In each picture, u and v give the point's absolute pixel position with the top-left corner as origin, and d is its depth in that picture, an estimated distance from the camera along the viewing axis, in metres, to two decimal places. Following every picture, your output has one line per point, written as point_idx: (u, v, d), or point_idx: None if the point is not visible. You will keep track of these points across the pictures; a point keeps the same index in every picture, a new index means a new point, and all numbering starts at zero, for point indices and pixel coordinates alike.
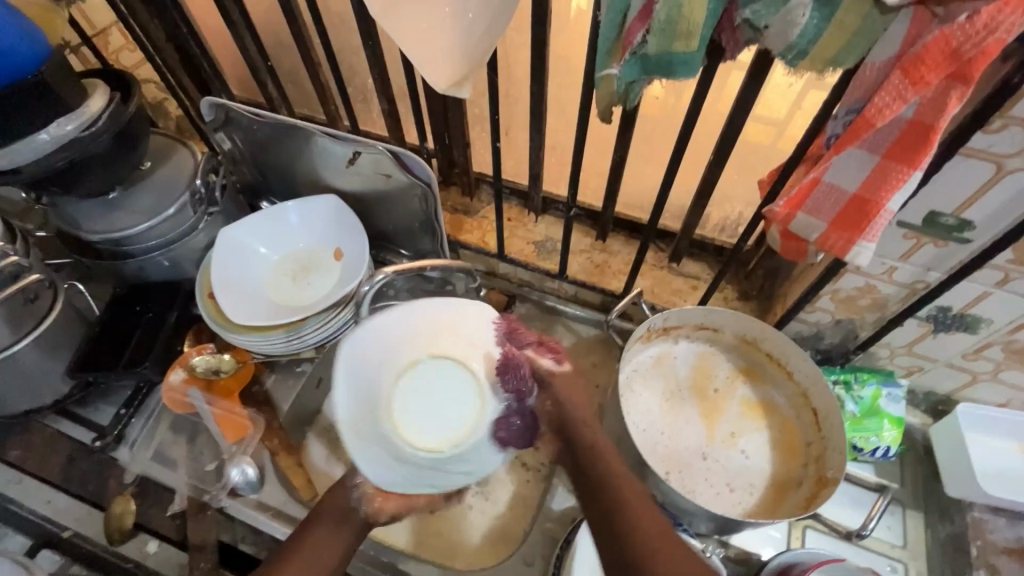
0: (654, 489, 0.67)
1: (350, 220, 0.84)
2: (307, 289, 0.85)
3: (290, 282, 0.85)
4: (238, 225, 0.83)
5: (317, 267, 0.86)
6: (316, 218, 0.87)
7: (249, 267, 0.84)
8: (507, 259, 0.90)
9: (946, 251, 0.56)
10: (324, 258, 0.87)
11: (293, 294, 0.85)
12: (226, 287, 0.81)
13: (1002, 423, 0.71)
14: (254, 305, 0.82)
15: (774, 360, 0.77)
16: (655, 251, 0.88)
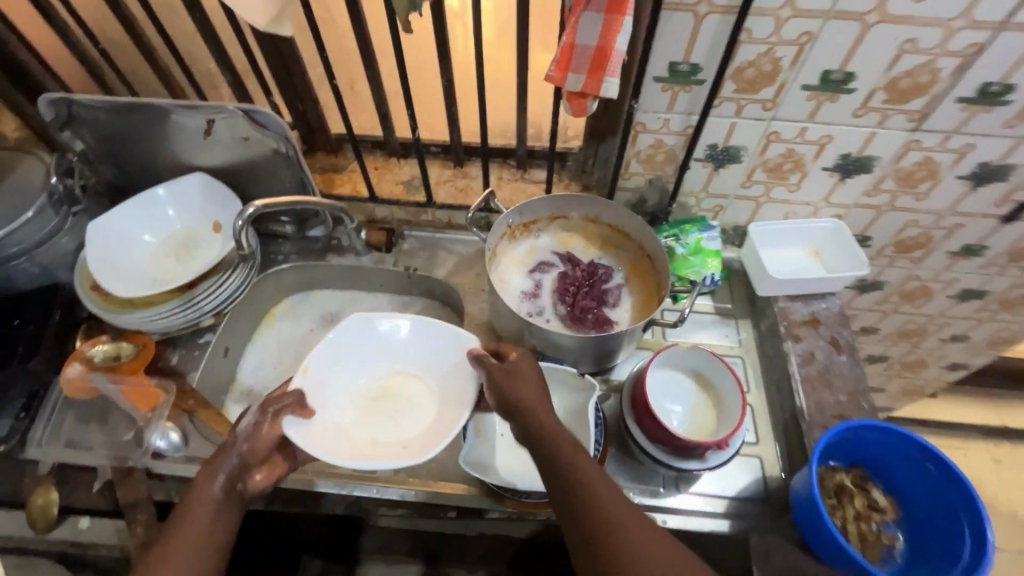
0: (535, 342, 0.80)
1: (221, 192, 0.90)
2: (191, 263, 0.89)
3: (173, 260, 0.89)
4: (109, 214, 0.86)
5: (198, 243, 0.90)
6: (188, 198, 0.91)
7: (127, 252, 0.87)
8: (380, 201, 1.00)
9: (694, 94, 0.74)
10: (203, 232, 0.91)
11: (178, 269, 0.88)
12: (107, 271, 0.83)
13: (784, 233, 0.92)
14: (140, 285, 0.85)
15: (615, 229, 0.93)
16: (507, 167, 1.02)
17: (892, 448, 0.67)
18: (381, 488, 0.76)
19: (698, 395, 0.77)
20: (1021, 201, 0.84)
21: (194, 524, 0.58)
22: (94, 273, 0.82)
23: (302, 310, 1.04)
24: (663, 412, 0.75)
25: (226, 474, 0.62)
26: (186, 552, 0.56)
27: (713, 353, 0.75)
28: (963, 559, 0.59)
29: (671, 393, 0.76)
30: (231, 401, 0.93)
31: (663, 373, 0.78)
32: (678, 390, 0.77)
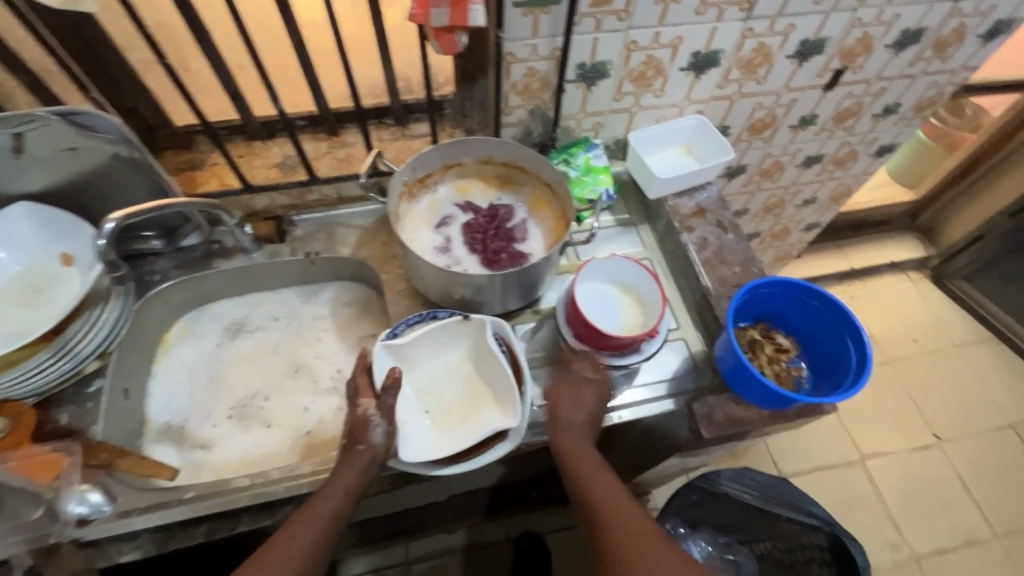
0: (462, 291, 0.82)
1: (58, 218, 0.77)
2: (48, 307, 0.76)
3: (25, 308, 0.76)
4: None
5: (49, 282, 0.78)
6: (17, 235, 0.76)
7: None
8: (257, 190, 0.92)
9: (554, 15, 0.75)
10: (54, 269, 0.78)
11: (35, 318, 0.76)
12: None
13: (659, 137, 0.99)
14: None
15: (509, 165, 0.94)
16: (385, 126, 0.98)
17: (784, 297, 0.79)
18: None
19: (625, 300, 0.83)
20: (836, 69, 0.98)
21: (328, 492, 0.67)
22: None
23: (201, 327, 0.95)
24: (598, 319, 0.80)
25: (356, 478, 0.68)
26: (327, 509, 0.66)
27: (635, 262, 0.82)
28: (850, 368, 0.72)
29: (600, 301, 0.82)
30: (150, 443, 0.85)
31: (589, 285, 0.83)
32: (606, 299, 0.83)
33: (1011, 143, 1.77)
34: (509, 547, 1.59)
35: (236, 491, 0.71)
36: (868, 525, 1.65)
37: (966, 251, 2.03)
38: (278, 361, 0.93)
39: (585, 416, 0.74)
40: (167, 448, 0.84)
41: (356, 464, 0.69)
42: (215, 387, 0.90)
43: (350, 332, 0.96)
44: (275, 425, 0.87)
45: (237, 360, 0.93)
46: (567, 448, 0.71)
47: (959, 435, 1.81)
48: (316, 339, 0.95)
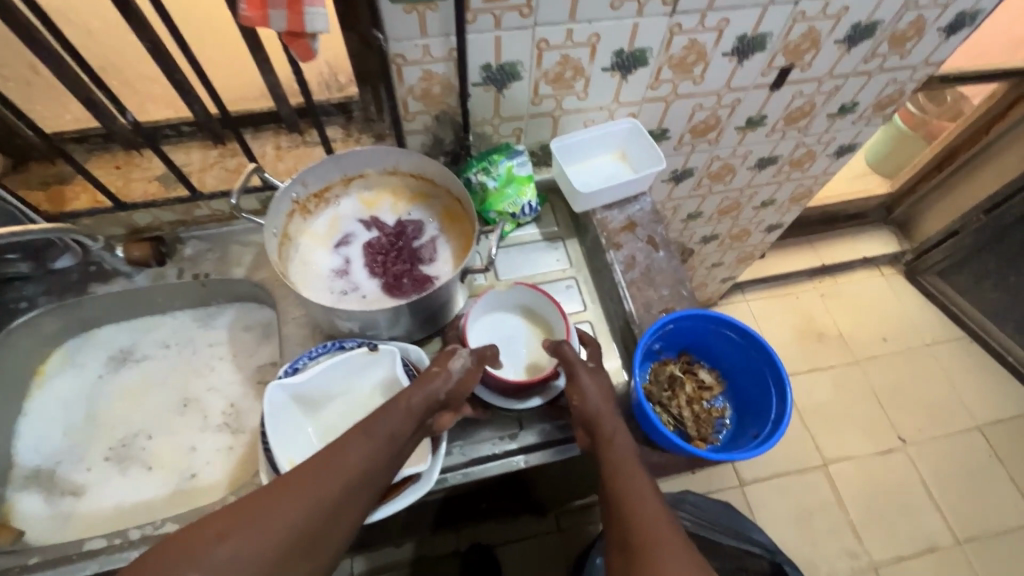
0: (352, 324, 0.73)
1: None
2: None
3: None
4: None
5: None
6: None
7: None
8: (133, 207, 0.82)
9: (442, 12, 0.65)
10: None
11: None
12: None
13: (585, 143, 0.91)
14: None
15: (419, 177, 0.85)
16: (283, 133, 0.88)
17: (704, 331, 0.71)
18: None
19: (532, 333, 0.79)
20: (781, 67, 0.88)
21: (312, 482, 0.55)
22: None
23: (83, 356, 0.87)
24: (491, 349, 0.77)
25: (345, 469, 0.57)
26: (293, 518, 0.53)
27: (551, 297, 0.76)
28: (771, 414, 0.66)
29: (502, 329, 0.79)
30: (15, 490, 0.77)
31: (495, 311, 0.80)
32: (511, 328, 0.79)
33: (989, 135, 1.69)
34: (459, 560, 1.54)
35: (88, 554, 0.65)
36: (827, 533, 1.61)
37: (940, 247, 1.96)
38: (166, 395, 0.85)
39: (604, 407, 0.67)
40: (33, 496, 0.77)
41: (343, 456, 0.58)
42: (93, 425, 0.82)
43: (248, 361, 0.88)
44: (157, 467, 0.80)
45: (120, 394, 0.84)
46: (606, 437, 0.66)
47: (926, 438, 1.77)
48: (210, 368, 0.87)
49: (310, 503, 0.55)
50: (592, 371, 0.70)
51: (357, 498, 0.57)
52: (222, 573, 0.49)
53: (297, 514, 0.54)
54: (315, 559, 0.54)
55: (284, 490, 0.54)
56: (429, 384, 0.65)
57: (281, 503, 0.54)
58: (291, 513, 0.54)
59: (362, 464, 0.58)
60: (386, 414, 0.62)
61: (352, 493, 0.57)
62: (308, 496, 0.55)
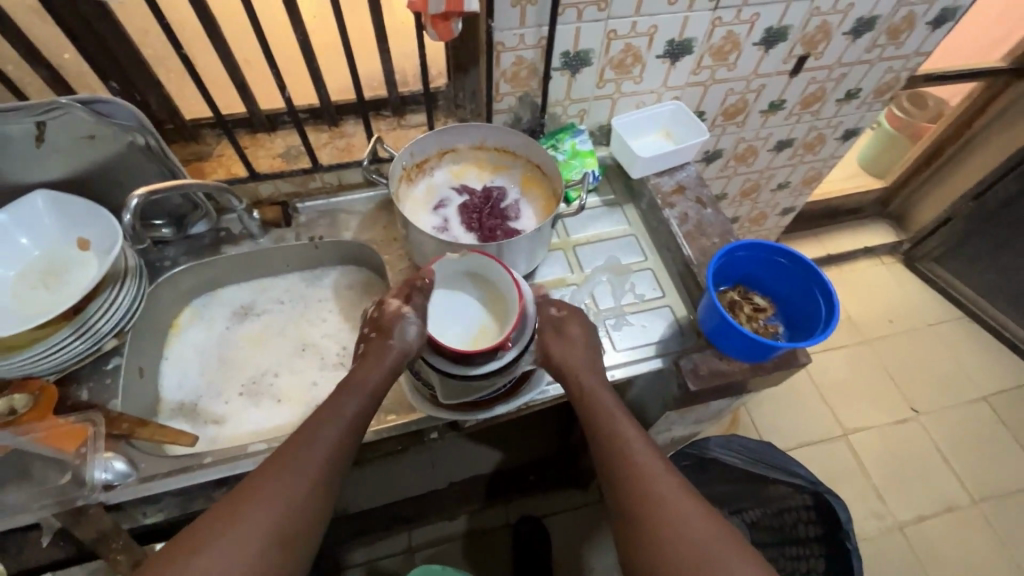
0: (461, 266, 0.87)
1: (77, 204, 0.81)
2: (66, 288, 0.80)
3: (44, 290, 0.80)
4: None
5: (69, 266, 0.82)
6: (39, 224, 0.81)
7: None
8: (262, 178, 0.97)
9: (539, 6, 0.82)
10: (74, 252, 0.82)
11: (55, 298, 0.80)
12: None
13: (638, 121, 1.06)
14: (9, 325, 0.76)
15: (501, 150, 1.00)
16: (383, 117, 1.04)
17: (760, 259, 0.85)
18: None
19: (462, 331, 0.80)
20: (799, 56, 1.06)
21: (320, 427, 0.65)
22: None
23: (211, 311, 0.99)
24: (433, 318, 0.81)
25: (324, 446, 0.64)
26: (297, 482, 0.60)
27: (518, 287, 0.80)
28: (822, 317, 0.80)
29: (454, 300, 0.83)
30: (165, 419, 0.88)
31: (449, 285, 0.84)
32: (469, 307, 0.83)
33: (970, 130, 1.88)
34: (509, 532, 1.62)
35: (256, 454, 0.76)
36: (852, 497, 1.71)
37: (934, 235, 2.13)
38: (287, 341, 0.97)
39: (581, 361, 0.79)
40: (182, 424, 0.88)
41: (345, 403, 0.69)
42: (226, 367, 0.94)
43: (355, 312, 1.01)
44: (286, 399, 0.91)
45: (247, 341, 0.97)
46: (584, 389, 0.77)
47: (936, 408, 1.90)
48: (322, 319, 1.00)
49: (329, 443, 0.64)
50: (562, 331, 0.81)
51: (350, 444, 0.66)
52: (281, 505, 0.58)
53: (265, 514, 0.56)
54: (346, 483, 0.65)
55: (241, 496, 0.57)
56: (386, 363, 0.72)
57: (239, 510, 0.56)
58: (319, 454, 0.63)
59: (346, 421, 0.67)
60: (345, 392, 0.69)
61: (344, 445, 0.65)
62: (281, 484, 0.59)
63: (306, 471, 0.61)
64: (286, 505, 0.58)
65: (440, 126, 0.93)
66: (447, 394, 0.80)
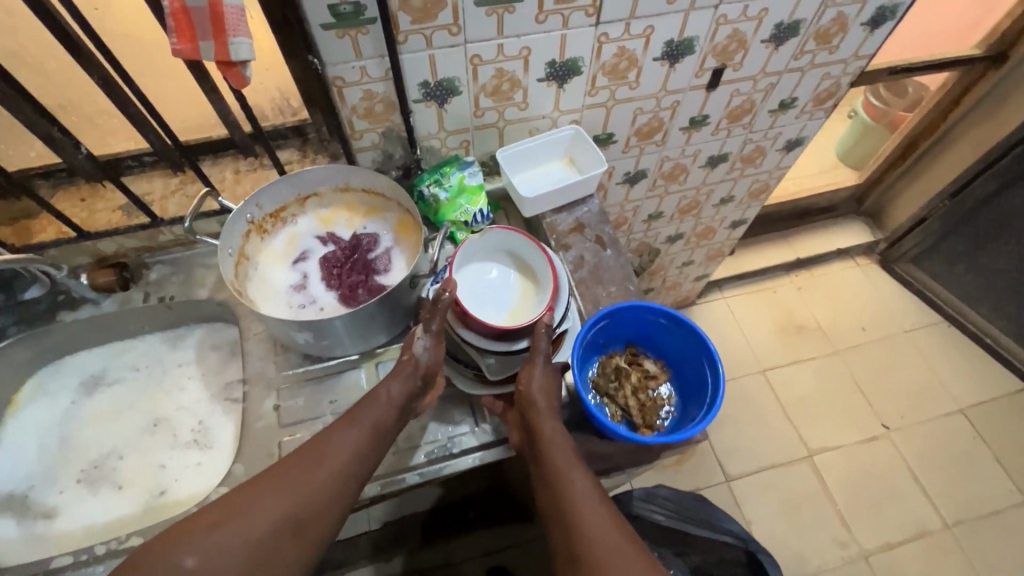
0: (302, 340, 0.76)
1: None
2: None
3: None
4: None
5: None
6: None
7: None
8: (98, 236, 0.86)
9: (373, 35, 0.70)
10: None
11: None
12: None
13: (532, 151, 0.94)
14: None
15: (370, 193, 0.89)
16: (240, 157, 0.92)
17: (643, 324, 0.75)
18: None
19: (520, 292, 0.81)
20: (713, 68, 0.93)
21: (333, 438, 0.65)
22: None
23: (55, 384, 0.89)
24: (472, 300, 0.79)
25: (353, 438, 0.66)
26: (267, 518, 0.59)
27: (549, 258, 0.79)
28: (709, 394, 0.69)
29: (485, 277, 0.82)
30: None
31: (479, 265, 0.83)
32: (497, 284, 0.82)
33: (945, 122, 1.73)
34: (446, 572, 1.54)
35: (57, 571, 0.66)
36: (815, 524, 1.61)
37: (909, 235, 1.99)
38: (136, 416, 0.87)
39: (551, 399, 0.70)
40: (7, 521, 0.78)
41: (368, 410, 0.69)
42: (65, 451, 0.84)
43: (215, 379, 0.90)
44: (128, 486, 0.82)
45: (92, 418, 0.87)
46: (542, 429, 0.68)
47: (908, 423, 1.78)
48: (178, 387, 0.90)
49: (292, 486, 0.61)
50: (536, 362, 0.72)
51: (345, 485, 0.64)
52: (214, 558, 0.55)
53: (214, 552, 0.55)
54: (303, 541, 0.60)
55: (188, 530, 0.56)
56: (403, 373, 0.71)
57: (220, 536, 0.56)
58: (283, 498, 0.60)
59: (335, 461, 0.64)
60: (342, 426, 0.67)
61: (337, 482, 0.63)
62: (239, 526, 0.57)
63: (262, 508, 0.59)
64: (239, 551, 0.56)
65: (284, 173, 0.81)
66: (495, 370, 0.78)
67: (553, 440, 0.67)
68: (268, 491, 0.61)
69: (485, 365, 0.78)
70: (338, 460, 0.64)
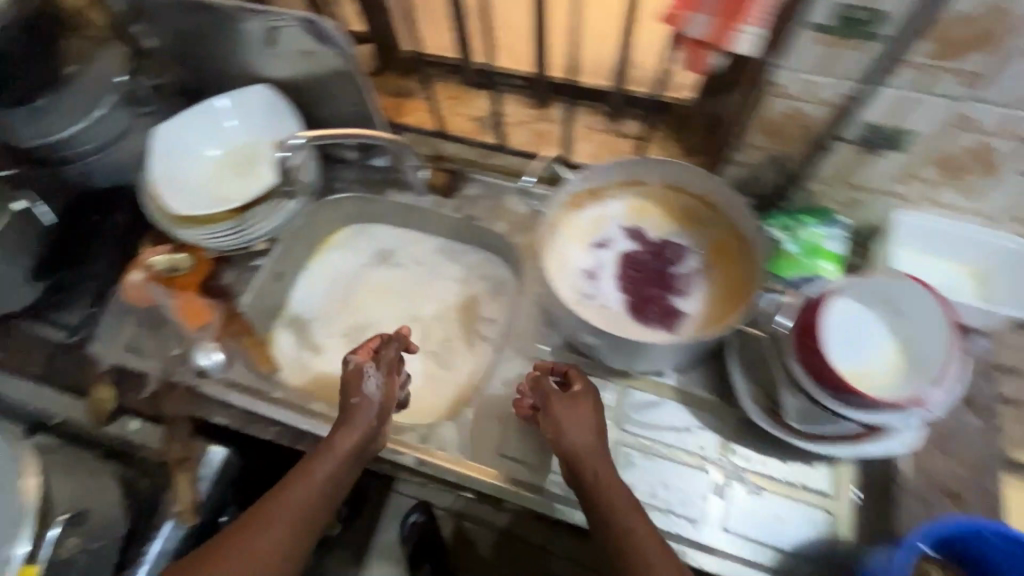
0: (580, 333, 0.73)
1: (280, 112, 0.86)
2: (248, 182, 0.86)
3: (231, 176, 0.86)
4: (173, 120, 0.84)
5: (257, 162, 0.87)
6: (252, 114, 0.87)
7: (179, 165, 0.85)
8: (449, 137, 0.90)
9: (863, 53, 0.56)
10: (258, 147, 0.87)
11: (236, 187, 0.86)
12: (171, 183, 0.83)
13: (941, 235, 0.71)
14: (193, 204, 0.83)
15: (700, 199, 0.80)
16: (597, 115, 0.88)
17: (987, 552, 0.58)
18: (410, 454, 0.76)
19: (889, 355, 0.60)
20: None
21: (286, 497, 0.61)
22: (156, 183, 0.82)
23: (357, 243, 1.00)
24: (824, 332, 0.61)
25: (336, 465, 0.64)
26: (276, 530, 0.59)
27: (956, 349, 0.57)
28: None
29: (850, 317, 0.62)
30: (278, 326, 0.93)
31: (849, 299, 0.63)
32: (860, 333, 0.61)
33: None
34: None
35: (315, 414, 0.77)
36: None
37: None
38: (402, 305, 0.95)
39: (588, 440, 0.63)
40: (288, 337, 0.92)
41: (318, 466, 0.63)
42: (344, 304, 0.95)
43: (472, 308, 0.93)
44: None
45: (371, 287, 0.97)
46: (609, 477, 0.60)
47: None
48: (441, 297, 0.95)
49: (281, 527, 0.59)
50: (578, 401, 0.65)
51: (321, 510, 0.62)
52: None
53: None
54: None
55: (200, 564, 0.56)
56: (359, 418, 0.66)
57: (219, 555, 0.57)
58: (233, 555, 0.57)
59: (297, 511, 0.61)
60: (297, 477, 0.62)
61: (316, 510, 0.62)
62: (248, 546, 0.57)
63: (255, 548, 0.57)
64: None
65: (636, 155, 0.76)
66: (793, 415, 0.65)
67: (619, 509, 0.58)
68: (227, 549, 0.57)
69: (782, 403, 0.66)
70: (328, 487, 0.63)
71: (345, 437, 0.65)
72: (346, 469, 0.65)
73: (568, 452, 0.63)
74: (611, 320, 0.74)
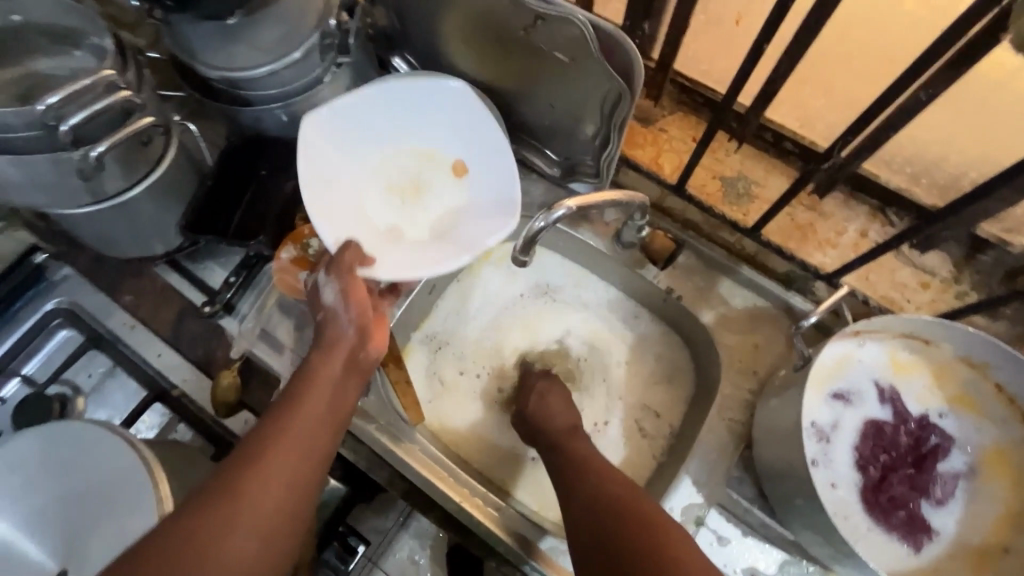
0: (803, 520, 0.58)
1: (484, 118, 0.67)
2: (422, 214, 0.68)
3: (401, 204, 0.68)
4: (329, 119, 0.65)
5: (430, 186, 0.69)
6: (430, 121, 0.69)
7: (341, 169, 0.67)
8: (683, 194, 0.72)
9: None
10: (433, 167, 0.69)
11: (408, 220, 0.68)
12: (325, 212, 0.64)
13: None
14: (353, 233, 0.65)
15: (1000, 392, 0.61)
16: (884, 226, 0.69)
17: None
18: None
19: None
20: None
21: (270, 462, 0.48)
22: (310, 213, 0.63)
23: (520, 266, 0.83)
24: None
25: (315, 416, 0.53)
26: (253, 506, 0.46)
27: None
28: None
29: None
30: (413, 339, 0.81)
31: None
32: None
33: None
34: None
35: (453, 493, 0.68)
36: None
37: None
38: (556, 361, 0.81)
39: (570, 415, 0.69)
40: (424, 359, 0.80)
41: (309, 405, 0.53)
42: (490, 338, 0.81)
43: (638, 393, 0.78)
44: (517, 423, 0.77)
45: (525, 329, 0.81)
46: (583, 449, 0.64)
47: None
48: (604, 368, 0.79)
49: (257, 509, 0.46)
50: (549, 388, 0.72)
51: (303, 476, 0.49)
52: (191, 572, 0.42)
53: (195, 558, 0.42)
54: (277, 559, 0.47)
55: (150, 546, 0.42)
56: (338, 349, 0.57)
57: (188, 538, 0.43)
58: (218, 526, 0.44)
59: (286, 481, 0.48)
60: (273, 429, 0.50)
61: (297, 479, 0.49)
62: (233, 530, 0.44)
63: (226, 512, 0.45)
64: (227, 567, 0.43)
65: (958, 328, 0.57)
66: None
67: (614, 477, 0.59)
68: (191, 523, 0.44)
69: None
70: (320, 450, 0.52)
71: (327, 364, 0.56)
72: (345, 402, 0.56)
73: (538, 426, 0.68)
74: (845, 519, 0.59)
